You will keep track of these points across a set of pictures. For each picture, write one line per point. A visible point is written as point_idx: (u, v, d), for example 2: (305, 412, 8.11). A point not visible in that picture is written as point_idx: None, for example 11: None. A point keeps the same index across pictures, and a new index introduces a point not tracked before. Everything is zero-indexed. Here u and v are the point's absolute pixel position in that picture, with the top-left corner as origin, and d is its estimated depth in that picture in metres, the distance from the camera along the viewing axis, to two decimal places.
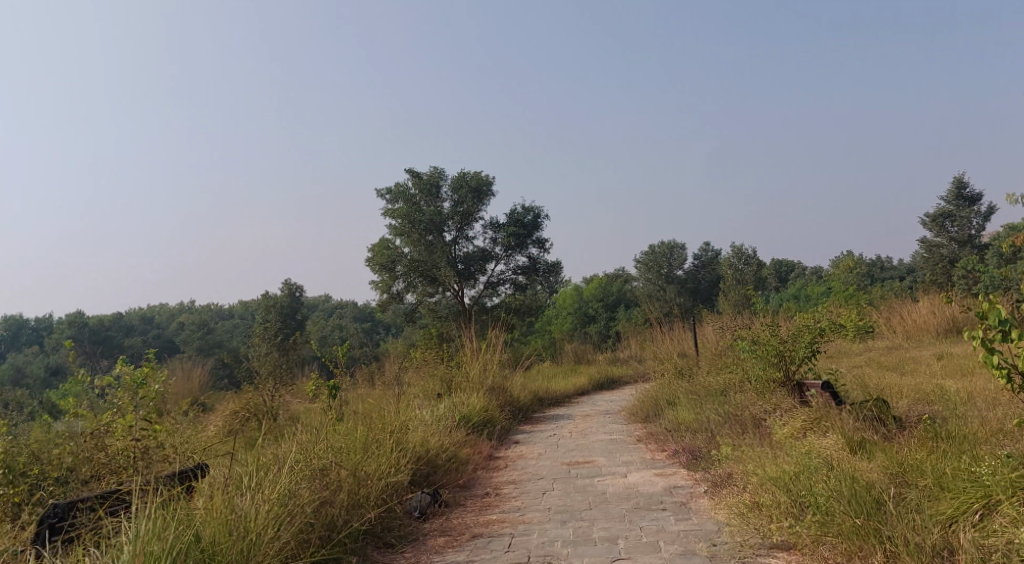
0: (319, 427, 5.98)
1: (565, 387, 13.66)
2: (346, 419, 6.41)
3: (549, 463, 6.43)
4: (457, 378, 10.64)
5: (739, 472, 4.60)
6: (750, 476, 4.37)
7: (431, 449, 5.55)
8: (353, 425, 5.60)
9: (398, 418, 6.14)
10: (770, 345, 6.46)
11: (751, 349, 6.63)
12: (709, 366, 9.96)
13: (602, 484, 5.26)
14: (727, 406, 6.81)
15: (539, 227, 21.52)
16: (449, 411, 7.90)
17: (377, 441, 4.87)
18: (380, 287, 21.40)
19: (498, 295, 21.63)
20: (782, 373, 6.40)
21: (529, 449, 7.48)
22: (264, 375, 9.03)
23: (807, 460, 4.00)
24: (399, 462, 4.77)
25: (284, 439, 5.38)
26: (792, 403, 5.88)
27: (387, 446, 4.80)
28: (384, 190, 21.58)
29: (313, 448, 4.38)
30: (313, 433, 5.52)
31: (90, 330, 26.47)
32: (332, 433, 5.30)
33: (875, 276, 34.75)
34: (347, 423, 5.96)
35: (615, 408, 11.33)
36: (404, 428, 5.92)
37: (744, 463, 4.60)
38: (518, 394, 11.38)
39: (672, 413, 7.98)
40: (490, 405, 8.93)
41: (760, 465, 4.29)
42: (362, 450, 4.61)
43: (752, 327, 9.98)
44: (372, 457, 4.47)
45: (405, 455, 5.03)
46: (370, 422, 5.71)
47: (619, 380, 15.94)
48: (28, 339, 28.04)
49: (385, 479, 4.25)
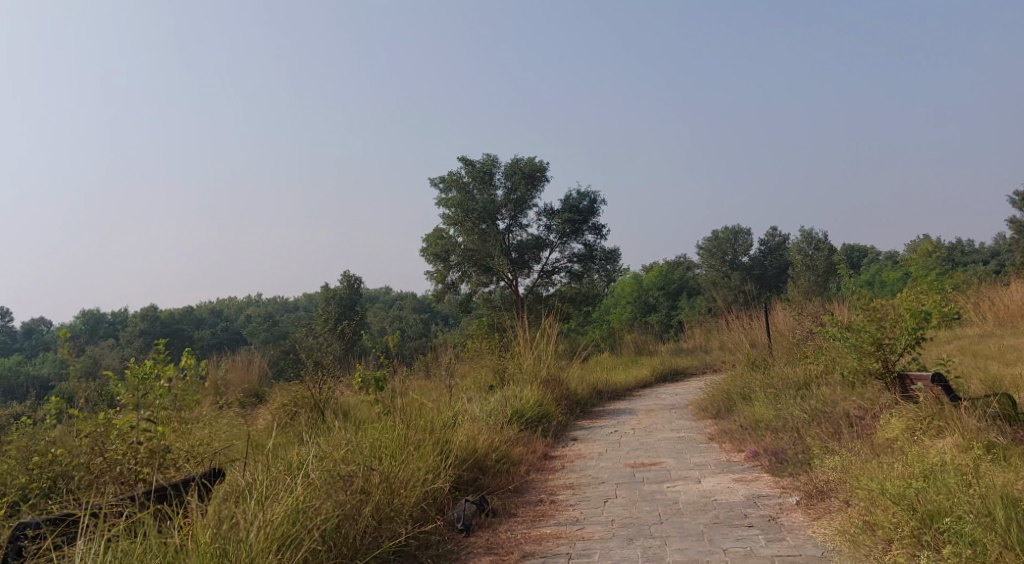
0: (358, 425, 5.53)
1: (626, 379, 12.97)
2: (387, 414, 5.96)
3: (610, 464, 5.80)
4: (512, 370, 10.15)
5: (840, 482, 3.87)
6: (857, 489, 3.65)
7: (479, 450, 4.99)
8: (392, 423, 5.10)
9: (443, 416, 5.62)
10: (865, 331, 5.59)
11: (842, 336, 5.79)
12: (785, 356, 9.15)
13: (673, 491, 4.60)
14: (812, 402, 6.04)
15: (596, 213, 20.80)
16: (501, 406, 7.36)
17: (415, 443, 4.36)
18: (435, 278, 21.07)
19: (554, 284, 21.02)
20: (880, 365, 5.54)
21: (589, 447, 6.87)
22: (305, 331, 8.65)
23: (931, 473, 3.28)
24: (440, 465, 4.25)
25: (315, 439, 4.94)
26: (892, 399, 5.09)
27: (426, 447, 4.29)
28: (437, 178, 21.25)
29: (341, 451, 3.89)
30: (347, 432, 5.05)
31: (161, 324, 26.98)
32: (368, 433, 4.81)
33: (956, 260, 32.74)
34: (387, 419, 5.50)
35: (681, 402, 10.61)
36: (448, 426, 5.39)
37: (846, 470, 3.88)
38: (577, 387, 10.77)
39: (747, 408, 7.25)
40: (546, 399, 8.36)
41: (868, 476, 3.57)
42: (399, 453, 4.10)
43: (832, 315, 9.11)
44: (407, 459, 3.96)
45: (448, 458, 4.48)
46: (407, 418, 5.24)
47: (684, 371, 15.15)
48: (105, 332, 28.84)
49: (422, 487, 3.73)
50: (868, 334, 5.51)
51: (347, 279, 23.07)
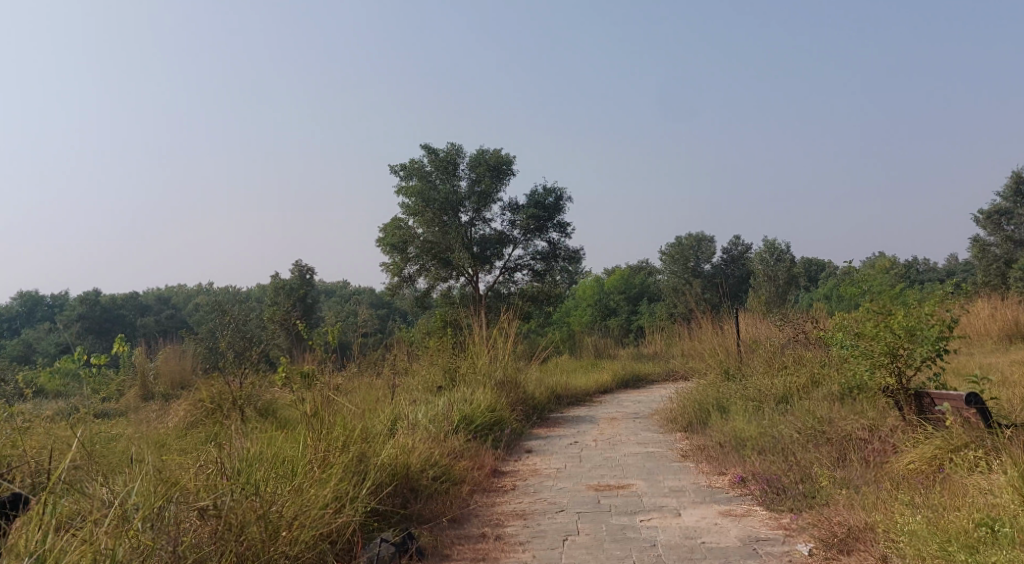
0: (269, 431, 4.55)
1: (586, 384, 12.11)
2: (308, 417, 4.97)
3: (569, 486, 4.87)
4: (464, 370, 9.20)
5: (879, 534, 2.99)
6: (898, 553, 2.81)
7: (406, 472, 4.04)
8: (304, 434, 4.09)
9: (370, 429, 4.62)
10: (880, 338, 4.62)
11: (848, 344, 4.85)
12: (761, 364, 8.36)
13: (647, 528, 3.69)
14: (806, 420, 5.21)
15: (561, 211, 19.94)
16: (446, 410, 6.40)
17: (327, 462, 3.47)
18: (390, 270, 19.98)
19: (516, 283, 20.06)
20: (895, 379, 4.58)
21: (545, 462, 5.94)
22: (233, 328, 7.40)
23: (1009, 550, 2.46)
24: (354, 490, 3.35)
25: (206, 451, 3.98)
26: (913, 428, 4.23)
27: (338, 466, 3.43)
28: (397, 166, 20.18)
29: (212, 479, 3.00)
30: (246, 443, 4.02)
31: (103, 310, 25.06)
32: (270, 448, 3.81)
33: (913, 278, 32.87)
34: (305, 425, 4.55)
35: (646, 410, 9.77)
36: (375, 440, 4.42)
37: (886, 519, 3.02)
38: (534, 390, 9.86)
39: (725, 422, 6.40)
40: (499, 402, 7.42)
41: (911, 539, 2.75)
42: (299, 474, 3.21)
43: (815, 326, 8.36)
44: (306, 483, 3.07)
45: (363, 481, 3.54)
46: (324, 428, 4.28)
47: (647, 377, 14.38)
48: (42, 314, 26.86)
49: (314, 528, 2.83)
50: (883, 341, 4.58)
51: (299, 269, 21.90)
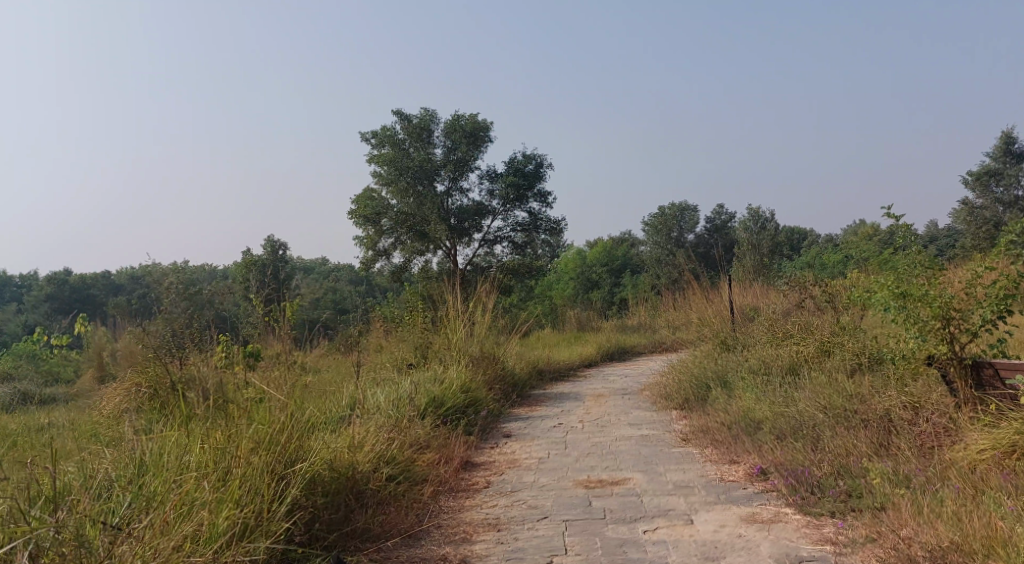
0: (188, 419, 3.76)
1: (569, 357, 11.34)
2: (243, 405, 4.16)
3: (554, 483, 4.06)
4: (435, 345, 8.38)
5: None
6: None
7: (348, 475, 3.24)
8: (221, 425, 3.24)
9: (308, 423, 3.77)
10: (931, 297, 3.76)
11: (889, 305, 3.99)
12: (762, 333, 7.60)
13: (655, 545, 2.88)
14: (831, 397, 4.43)
15: (542, 178, 18.98)
16: (410, 392, 5.56)
17: (227, 473, 2.70)
18: (364, 244, 19.04)
19: (495, 255, 19.16)
20: (950, 347, 3.73)
21: (525, 450, 5.13)
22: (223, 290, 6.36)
23: None
24: (255, 518, 2.59)
25: (102, 455, 3.21)
26: (976, 411, 3.48)
27: (239, 475, 2.66)
28: (369, 134, 19.12)
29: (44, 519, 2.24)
30: (151, 441, 3.19)
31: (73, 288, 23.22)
32: (174, 449, 3.01)
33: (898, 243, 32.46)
34: (236, 414, 3.77)
35: (635, 385, 9.01)
36: (315, 435, 3.59)
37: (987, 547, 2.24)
38: (514, 366, 9.06)
39: (729, 400, 5.64)
40: (474, 380, 6.60)
41: None
42: (180, 500, 2.46)
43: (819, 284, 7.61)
44: (168, 525, 2.30)
45: (277, 495, 2.76)
46: (256, 417, 3.51)
47: (633, 349, 13.62)
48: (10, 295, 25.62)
49: None
50: (935, 302, 3.74)
51: (271, 244, 20.92)
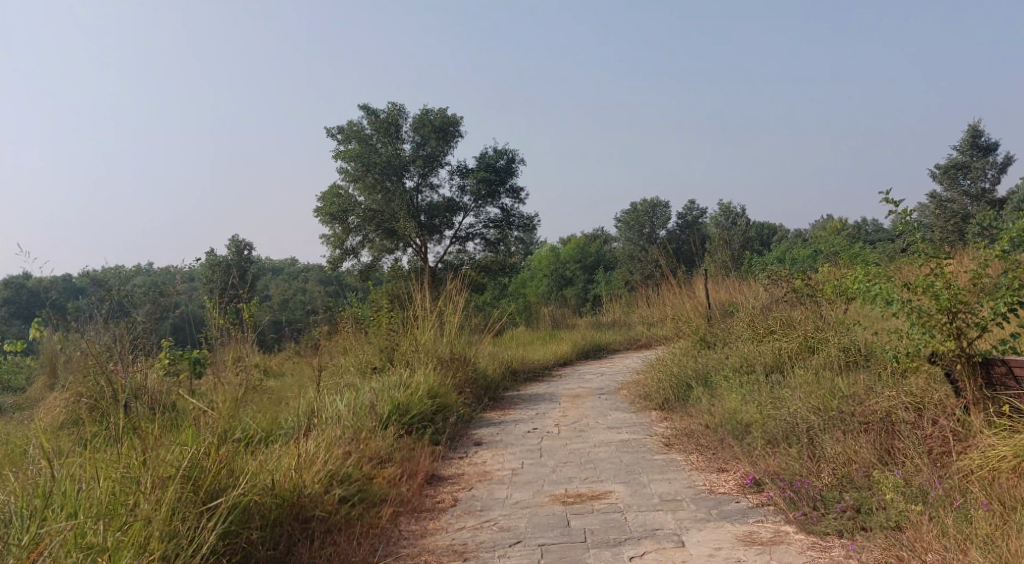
0: (121, 432, 3.37)
1: (543, 356, 10.98)
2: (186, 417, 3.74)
3: (528, 498, 3.69)
4: (402, 346, 7.95)
5: None
6: None
7: (284, 509, 2.95)
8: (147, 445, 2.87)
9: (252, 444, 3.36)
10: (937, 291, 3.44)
11: (893, 296, 3.68)
12: (743, 328, 7.31)
13: None
14: (823, 397, 4.13)
15: (513, 174, 18.60)
16: (373, 399, 5.14)
17: (134, 512, 2.38)
18: (331, 243, 18.50)
19: (467, 253, 18.74)
20: (959, 342, 3.41)
21: (498, 459, 4.76)
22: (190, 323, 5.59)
23: None
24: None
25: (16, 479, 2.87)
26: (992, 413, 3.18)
27: (142, 520, 2.31)
28: (335, 129, 18.58)
29: None
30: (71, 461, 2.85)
31: None
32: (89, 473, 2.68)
33: (867, 236, 32.62)
34: (173, 432, 3.40)
35: (613, 384, 8.67)
36: (258, 457, 3.21)
37: None
38: (487, 367, 8.68)
39: (713, 401, 5.32)
40: (443, 384, 6.21)
41: None
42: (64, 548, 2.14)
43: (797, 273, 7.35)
44: None
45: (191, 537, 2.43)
46: (193, 432, 3.16)
47: (609, 347, 13.28)
48: None
49: None
50: (944, 295, 3.40)
51: (235, 245, 20.26)
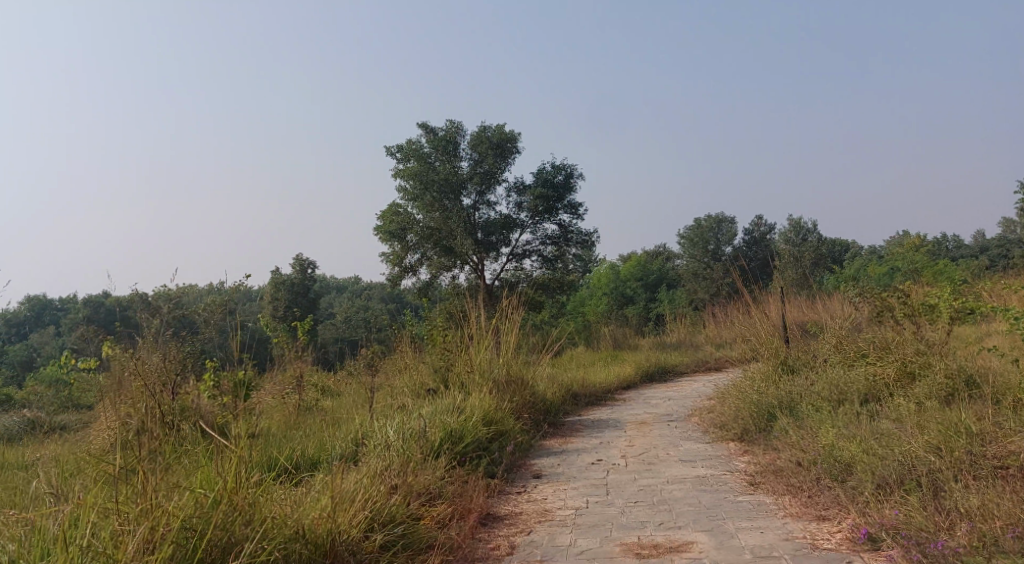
0: (146, 463, 3.10)
1: (606, 378, 10.42)
2: (220, 446, 3.44)
3: (596, 547, 3.21)
4: (458, 367, 7.55)
5: None
6: None
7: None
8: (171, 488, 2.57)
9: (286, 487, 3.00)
10: None
11: None
12: (828, 351, 6.66)
13: None
14: (942, 435, 3.54)
15: (573, 190, 18.16)
16: (424, 425, 4.75)
17: None
18: (390, 261, 18.39)
19: (525, 271, 18.34)
20: None
21: (560, 495, 4.29)
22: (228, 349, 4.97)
23: None
24: None
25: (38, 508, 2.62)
26: None
27: None
28: (394, 148, 18.54)
29: None
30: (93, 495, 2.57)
31: None
32: (102, 515, 2.41)
33: (949, 251, 30.82)
34: (200, 469, 3.10)
35: (682, 410, 8.09)
36: (289, 503, 2.84)
37: None
38: (546, 390, 8.22)
39: (802, 433, 4.74)
40: (501, 408, 5.78)
41: None
42: None
43: (886, 286, 6.65)
44: None
45: None
46: (216, 470, 2.86)
47: (675, 369, 12.62)
48: None
49: None
50: None
51: (300, 263, 20.43)
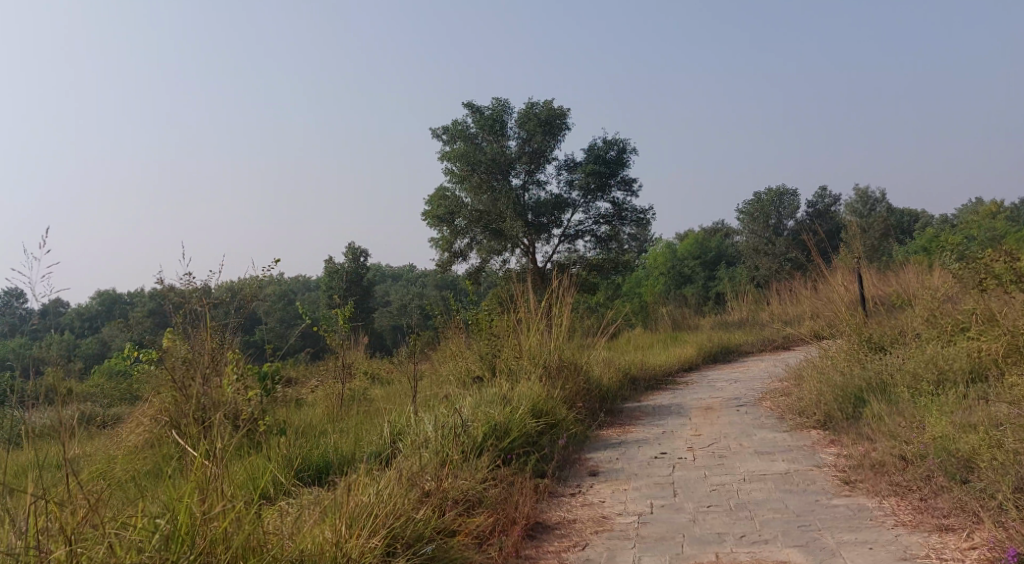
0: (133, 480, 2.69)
1: (667, 361, 9.75)
2: (217, 447, 3.00)
3: None
4: (506, 353, 7.01)
5: None
6: None
7: None
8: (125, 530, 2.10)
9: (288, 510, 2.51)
10: None
11: None
12: (920, 326, 5.90)
13: None
14: None
15: (625, 165, 17.38)
16: (466, 419, 4.24)
17: None
18: (440, 245, 17.97)
19: (577, 251, 17.68)
20: None
21: (620, 497, 3.74)
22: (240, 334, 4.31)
23: None
24: None
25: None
26: None
27: None
28: (440, 130, 18.05)
29: None
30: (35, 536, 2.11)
31: None
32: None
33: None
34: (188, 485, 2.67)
35: (751, 393, 7.40)
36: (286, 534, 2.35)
37: None
38: (602, 375, 7.63)
39: (901, 421, 4.07)
40: (552, 397, 5.23)
41: None
42: None
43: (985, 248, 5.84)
44: None
45: None
46: (196, 488, 2.42)
47: (740, 349, 11.85)
48: None
49: None
50: None
51: (351, 252, 20.20)
